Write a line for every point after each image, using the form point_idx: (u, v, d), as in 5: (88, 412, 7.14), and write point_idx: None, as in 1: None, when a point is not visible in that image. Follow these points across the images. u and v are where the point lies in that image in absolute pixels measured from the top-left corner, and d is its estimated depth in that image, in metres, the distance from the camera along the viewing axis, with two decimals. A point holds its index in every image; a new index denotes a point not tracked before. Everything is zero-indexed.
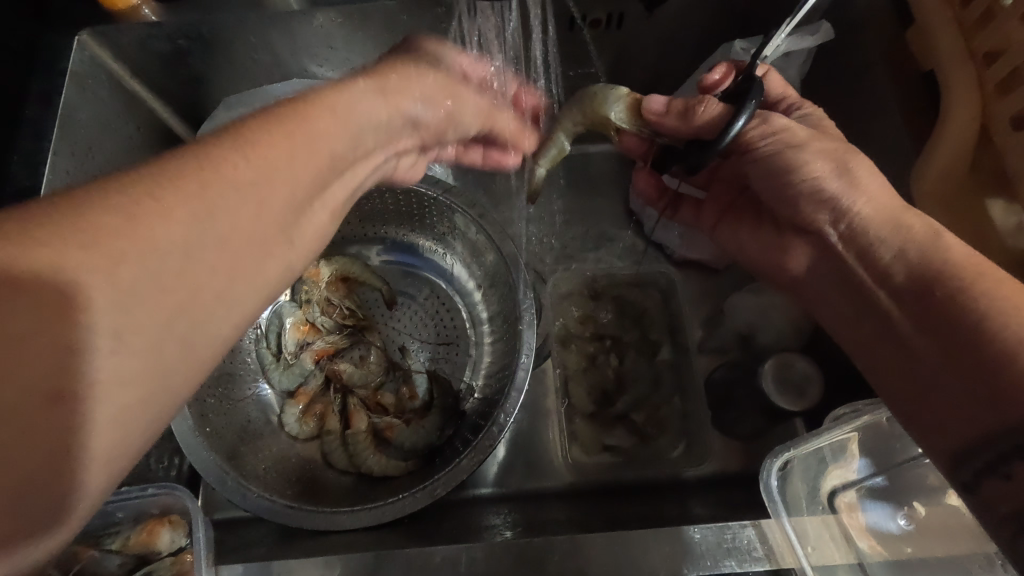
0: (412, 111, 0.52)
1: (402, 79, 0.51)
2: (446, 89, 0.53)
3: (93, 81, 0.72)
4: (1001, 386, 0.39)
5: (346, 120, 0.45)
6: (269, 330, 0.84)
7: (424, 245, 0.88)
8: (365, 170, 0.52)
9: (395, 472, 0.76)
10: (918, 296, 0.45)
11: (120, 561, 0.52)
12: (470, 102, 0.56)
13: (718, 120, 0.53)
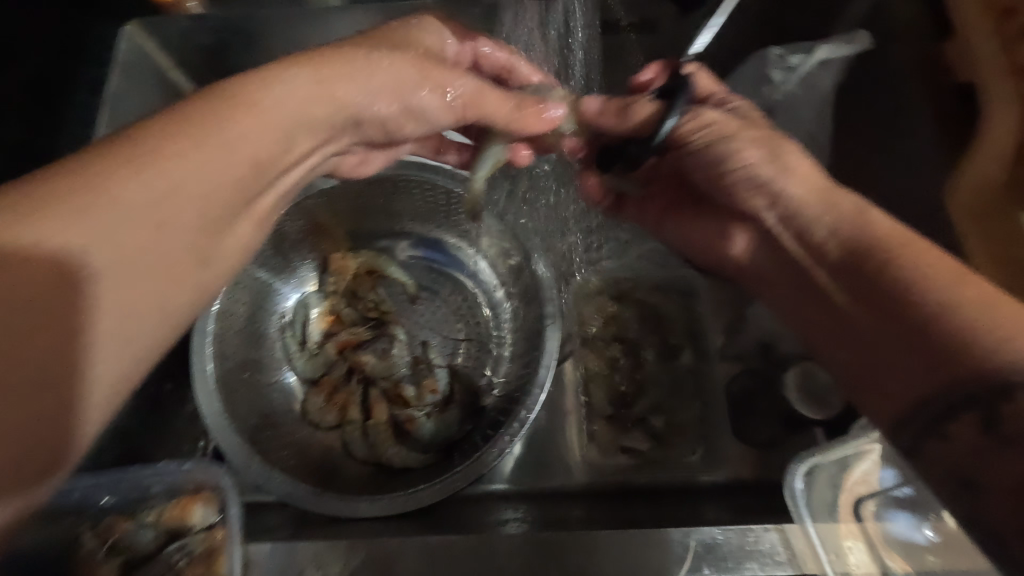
0: (356, 102, 0.55)
1: (342, 70, 0.53)
2: (394, 78, 0.56)
3: (137, 70, 0.76)
4: (944, 349, 0.40)
5: (276, 112, 0.49)
6: (295, 319, 0.85)
7: (450, 242, 0.89)
8: (305, 166, 0.57)
9: (414, 464, 0.77)
10: (847, 265, 0.47)
11: (152, 535, 0.53)
12: (421, 95, 0.58)
13: (651, 119, 0.60)
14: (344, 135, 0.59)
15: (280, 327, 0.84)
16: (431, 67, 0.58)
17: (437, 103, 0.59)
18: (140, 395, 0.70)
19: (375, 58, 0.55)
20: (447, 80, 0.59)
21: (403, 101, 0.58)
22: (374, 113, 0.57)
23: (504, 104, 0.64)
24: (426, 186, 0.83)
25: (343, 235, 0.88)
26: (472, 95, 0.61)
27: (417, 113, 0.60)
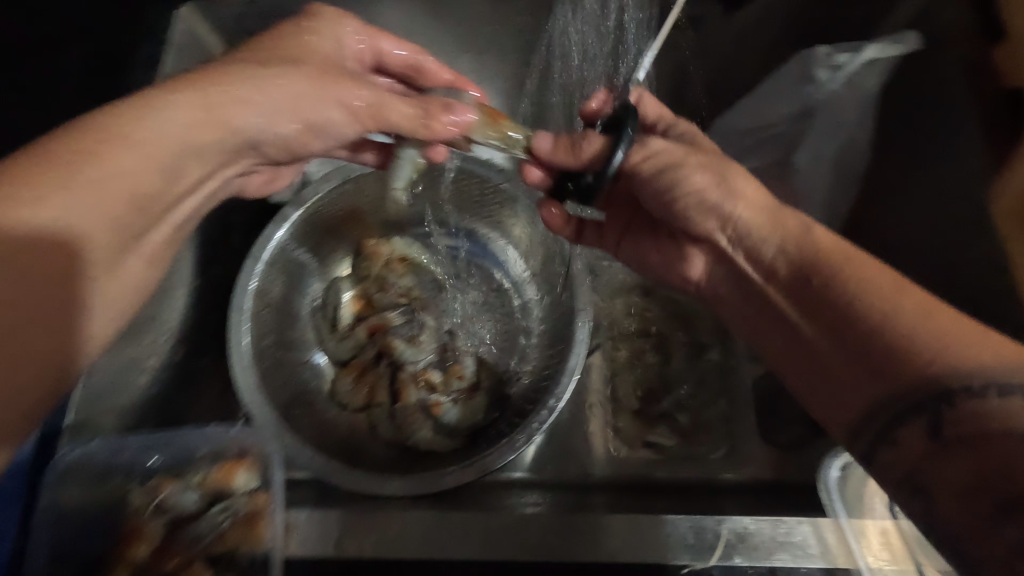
0: (251, 127, 0.55)
1: (230, 95, 0.53)
2: (292, 106, 0.56)
3: (190, 51, 0.79)
4: (882, 358, 0.45)
5: (156, 144, 0.49)
6: (327, 301, 0.86)
7: (483, 233, 0.90)
8: (200, 193, 0.58)
9: (441, 449, 0.78)
10: (801, 287, 0.52)
11: (196, 498, 0.49)
12: (326, 110, 0.58)
13: (602, 153, 0.58)
14: (248, 158, 0.60)
15: (314, 309, 0.85)
16: (328, 86, 0.58)
17: (342, 117, 0.59)
18: (179, 364, 0.70)
19: (275, 82, 0.55)
20: (349, 95, 0.58)
21: (303, 121, 0.58)
22: (267, 138, 0.58)
23: (409, 116, 0.60)
24: (465, 174, 0.86)
25: (378, 221, 0.90)
26: (368, 106, 0.59)
27: (312, 138, 0.60)
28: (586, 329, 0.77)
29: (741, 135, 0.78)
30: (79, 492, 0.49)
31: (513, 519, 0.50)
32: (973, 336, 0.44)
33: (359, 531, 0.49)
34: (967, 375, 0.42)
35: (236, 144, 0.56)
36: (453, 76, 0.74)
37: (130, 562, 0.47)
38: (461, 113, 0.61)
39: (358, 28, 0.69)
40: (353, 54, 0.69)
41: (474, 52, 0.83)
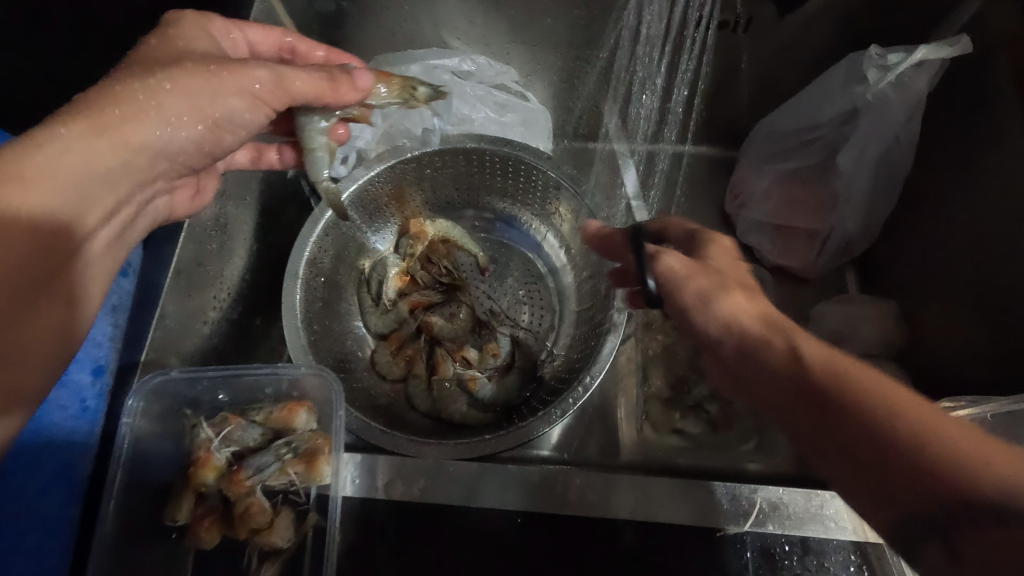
0: (154, 141, 0.47)
1: (125, 112, 0.44)
2: (198, 110, 0.48)
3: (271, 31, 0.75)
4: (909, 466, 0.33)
5: (53, 181, 0.41)
6: (371, 276, 0.89)
7: (525, 220, 0.92)
8: (122, 219, 0.50)
9: (474, 423, 0.79)
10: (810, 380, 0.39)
11: (260, 433, 0.55)
12: (227, 103, 0.49)
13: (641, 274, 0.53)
14: (169, 175, 0.52)
15: (358, 282, 0.88)
16: (222, 75, 0.48)
17: (246, 105, 0.50)
18: (235, 322, 0.73)
19: (160, 86, 0.46)
20: (247, 79, 0.49)
21: (207, 119, 0.49)
22: (179, 148, 0.49)
23: (315, 83, 0.54)
24: (507, 163, 0.84)
25: (425, 200, 0.92)
26: (273, 82, 0.51)
27: (234, 127, 0.52)
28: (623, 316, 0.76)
29: (783, 137, 0.83)
30: (151, 421, 0.53)
31: (549, 481, 0.52)
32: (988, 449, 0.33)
33: (409, 475, 0.53)
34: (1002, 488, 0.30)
35: (162, 165, 0.49)
36: (326, 50, 0.67)
37: (199, 485, 0.52)
38: (360, 80, 0.57)
39: (226, 21, 0.57)
40: (230, 42, 0.58)
41: (529, 45, 0.85)
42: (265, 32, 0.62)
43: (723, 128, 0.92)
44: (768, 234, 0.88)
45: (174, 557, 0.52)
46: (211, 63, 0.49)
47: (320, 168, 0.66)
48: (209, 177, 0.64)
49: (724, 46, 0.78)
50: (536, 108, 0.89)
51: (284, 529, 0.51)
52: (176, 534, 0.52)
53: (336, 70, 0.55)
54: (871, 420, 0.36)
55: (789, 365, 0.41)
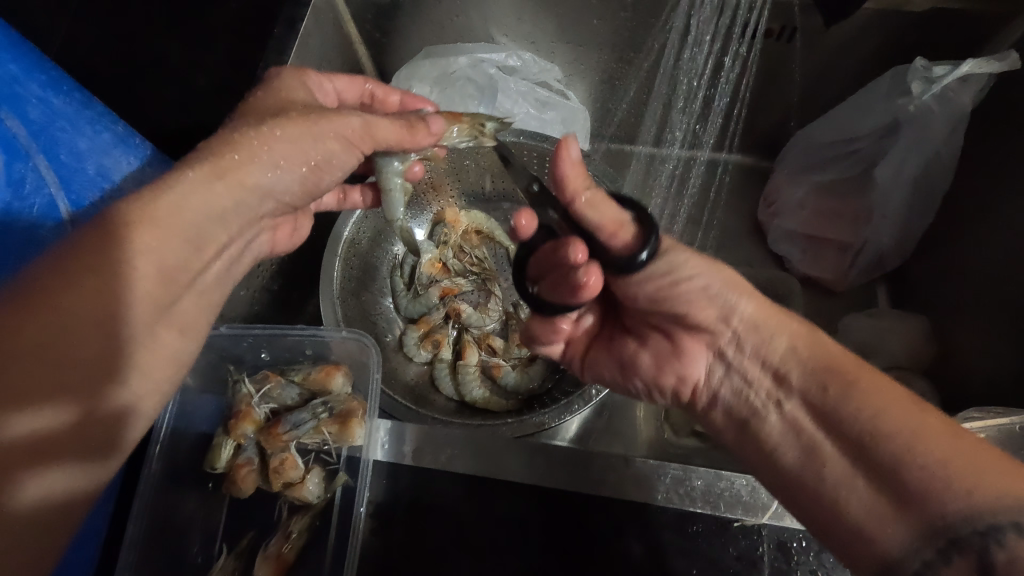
0: (263, 183, 0.46)
1: (240, 157, 0.45)
2: (302, 152, 0.47)
3: (325, 19, 0.77)
4: (904, 485, 0.39)
5: (175, 219, 0.41)
6: (404, 261, 0.91)
7: None
8: (231, 256, 0.48)
9: (496, 408, 0.82)
10: (814, 400, 0.46)
11: (297, 393, 0.59)
12: (326, 146, 0.49)
13: (620, 242, 0.48)
14: (276, 213, 0.51)
15: (392, 266, 0.91)
16: (321, 122, 0.48)
17: (342, 149, 0.50)
18: (274, 294, 0.76)
19: (271, 133, 0.46)
20: (339, 126, 0.49)
21: (315, 167, 0.49)
22: (290, 192, 0.49)
23: (397, 129, 0.53)
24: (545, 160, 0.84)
25: (460, 189, 0.93)
26: (363, 130, 0.50)
27: (334, 169, 0.51)
28: None
29: (819, 148, 0.83)
30: (199, 376, 0.58)
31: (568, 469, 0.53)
32: (989, 461, 0.38)
33: (435, 446, 0.55)
34: (991, 510, 0.36)
35: (269, 206, 0.48)
36: (401, 94, 0.66)
37: (240, 437, 0.57)
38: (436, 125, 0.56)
39: (319, 73, 0.58)
40: (321, 92, 0.59)
41: (575, 44, 0.87)
42: (350, 81, 0.62)
43: (762, 135, 0.92)
44: (800, 245, 0.88)
45: (210, 503, 0.56)
46: (311, 112, 0.49)
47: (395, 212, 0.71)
48: (304, 216, 0.65)
49: (770, 54, 0.79)
50: (576, 106, 0.90)
51: (313, 485, 0.55)
52: (213, 483, 0.56)
53: (411, 117, 0.55)
54: (875, 435, 0.42)
55: (809, 372, 0.47)
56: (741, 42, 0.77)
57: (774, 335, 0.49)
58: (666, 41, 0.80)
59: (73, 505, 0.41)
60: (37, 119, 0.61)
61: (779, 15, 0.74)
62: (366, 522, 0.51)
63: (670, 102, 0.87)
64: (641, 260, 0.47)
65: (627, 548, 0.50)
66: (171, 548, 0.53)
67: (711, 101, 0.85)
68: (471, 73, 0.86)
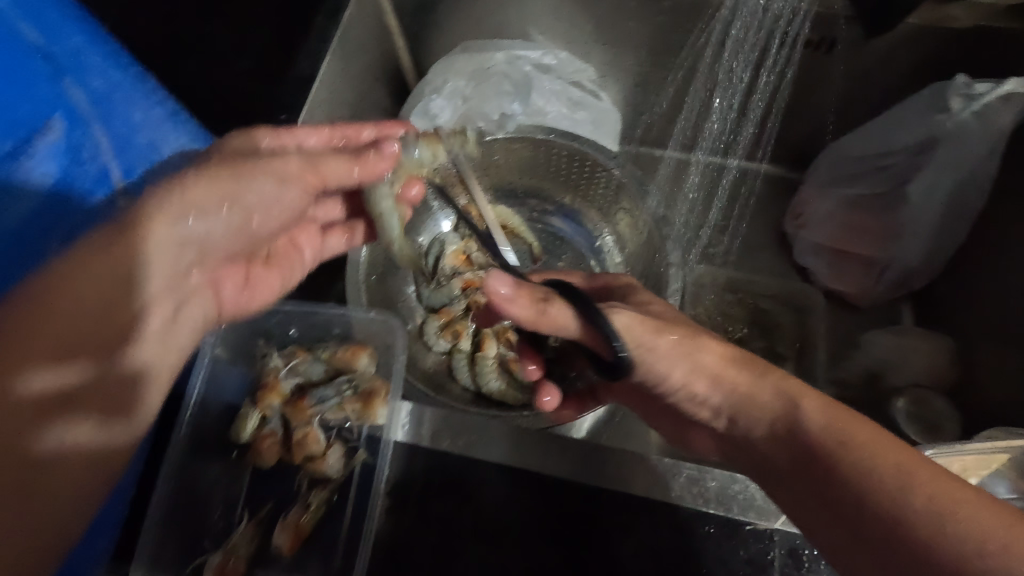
0: (184, 234, 0.44)
1: (151, 212, 0.42)
2: (224, 197, 0.44)
3: (367, 10, 0.78)
4: (885, 543, 0.38)
5: (90, 279, 0.40)
6: (431, 250, 0.94)
7: (588, 218, 0.93)
8: (169, 306, 0.47)
9: (511, 402, 0.83)
10: (794, 444, 0.44)
11: (322, 369, 0.60)
12: (257, 185, 0.45)
13: (596, 342, 0.49)
14: (208, 258, 0.48)
15: (416, 255, 0.92)
16: (245, 165, 0.45)
17: (278, 187, 0.47)
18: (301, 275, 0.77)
19: (186, 182, 0.43)
20: (277, 167, 0.46)
21: (240, 205, 0.45)
22: (217, 239, 0.47)
23: (346, 164, 0.51)
24: (574, 158, 0.86)
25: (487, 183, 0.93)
26: (306, 167, 0.48)
27: (270, 211, 0.48)
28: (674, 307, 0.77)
29: (850, 161, 0.83)
30: (229, 344, 0.60)
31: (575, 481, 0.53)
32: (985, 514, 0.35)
33: (454, 431, 0.56)
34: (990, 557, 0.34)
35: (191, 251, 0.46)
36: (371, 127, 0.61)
37: (265, 409, 0.58)
38: (389, 147, 0.53)
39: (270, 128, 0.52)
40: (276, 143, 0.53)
41: (610, 46, 0.87)
42: (311, 128, 0.56)
43: (794, 146, 0.92)
44: (825, 259, 0.88)
45: (232, 471, 0.57)
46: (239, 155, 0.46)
47: (392, 232, 0.64)
48: (259, 268, 0.58)
49: (808, 65, 0.78)
50: (607, 108, 0.91)
51: (335, 459, 0.56)
52: (237, 452, 0.57)
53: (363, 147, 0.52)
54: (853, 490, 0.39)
55: (794, 423, 0.44)
56: (780, 53, 0.77)
57: (754, 392, 0.47)
58: (704, 48, 0.81)
59: (98, 459, 0.43)
60: (99, 88, 0.63)
61: (821, 26, 0.73)
62: (381, 504, 0.53)
63: (702, 109, 0.88)
64: (623, 356, 0.48)
65: (638, 544, 0.51)
66: (195, 510, 0.55)
67: (744, 110, 0.86)
68: (505, 69, 0.87)
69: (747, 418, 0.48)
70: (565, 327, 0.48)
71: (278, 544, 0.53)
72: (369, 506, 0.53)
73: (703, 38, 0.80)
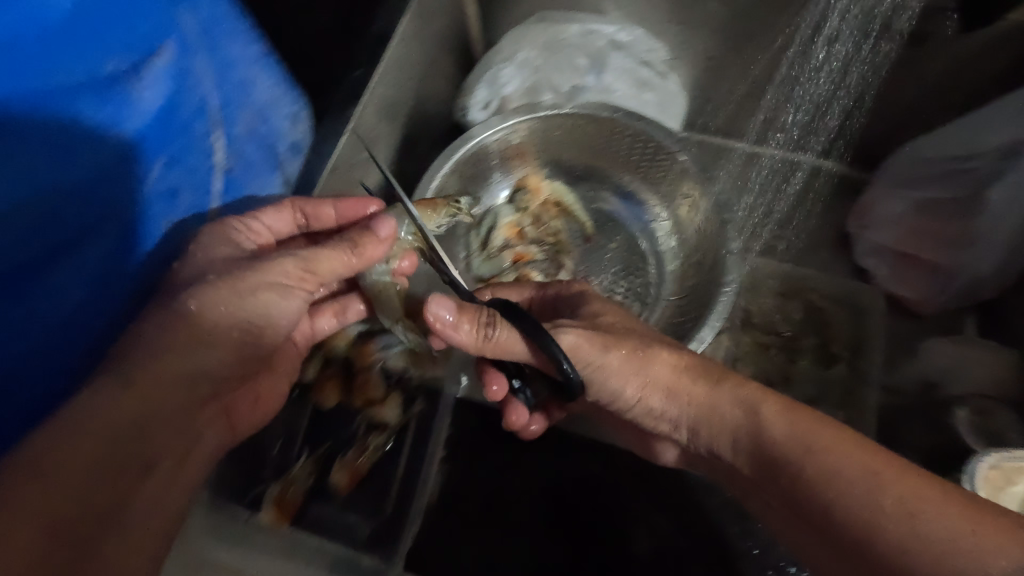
0: (195, 366, 0.47)
1: (162, 345, 0.45)
2: (234, 318, 0.49)
3: None
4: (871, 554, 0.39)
5: (122, 406, 0.42)
6: (482, 221, 0.93)
7: (645, 199, 0.92)
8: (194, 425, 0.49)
9: None
10: (769, 464, 0.46)
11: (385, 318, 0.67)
12: (259, 300, 0.50)
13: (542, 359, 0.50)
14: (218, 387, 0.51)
15: (469, 225, 0.92)
16: (247, 277, 0.49)
17: (277, 297, 0.51)
18: None
19: (185, 309, 0.47)
20: (274, 273, 0.50)
21: (243, 324, 0.50)
22: (226, 362, 0.50)
23: (339, 258, 0.54)
24: (637, 138, 0.85)
25: (544, 158, 0.93)
26: (302, 267, 0.51)
27: (274, 320, 0.52)
28: (732, 289, 0.76)
29: (924, 163, 0.80)
30: None
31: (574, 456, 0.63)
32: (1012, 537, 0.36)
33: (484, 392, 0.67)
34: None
35: (200, 386, 0.48)
36: (335, 203, 0.61)
37: (330, 351, 0.65)
38: (382, 228, 0.55)
39: (238, 218, 0.56)
40: (249, 234, 0.56)
41: (686, 26, 0.87)
42: (276, 210, 0.59)
43: (864, 145, 0.90)
44: (889, 260, 0.85)
45: (295, 408, 0.63)
46: (236, 269, 0.50)
47: (391, 313, 0.62)
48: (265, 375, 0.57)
49: (895, 58, 0.77)
50: (674, 90, 0.89)
51: (393, 409, 0.64)
52: (297, 392, 0.63)
53: (354, 233, 0.55)
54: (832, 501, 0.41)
55: (764, 440, 0.46)
56: (871, 48, 0.76)
57: (713, 402, 0.50)
58: (791, 36, 0.80)
59: (175, 477, 0.45)
60: (202, 23, 0.62)
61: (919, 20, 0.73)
62: (439, 455, 0.64)
63: (782, 101, 0.87)
64: (569, 371, 0.48)
65: None
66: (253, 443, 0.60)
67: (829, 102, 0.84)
68: (578, 43, 0.87)
69: (709, 428, 0.50)
70: (510, 348, 0.50)
71: (337, 481, 0.59)
72: (430, 453, 0.64)
73: (794, 21, 0.79)
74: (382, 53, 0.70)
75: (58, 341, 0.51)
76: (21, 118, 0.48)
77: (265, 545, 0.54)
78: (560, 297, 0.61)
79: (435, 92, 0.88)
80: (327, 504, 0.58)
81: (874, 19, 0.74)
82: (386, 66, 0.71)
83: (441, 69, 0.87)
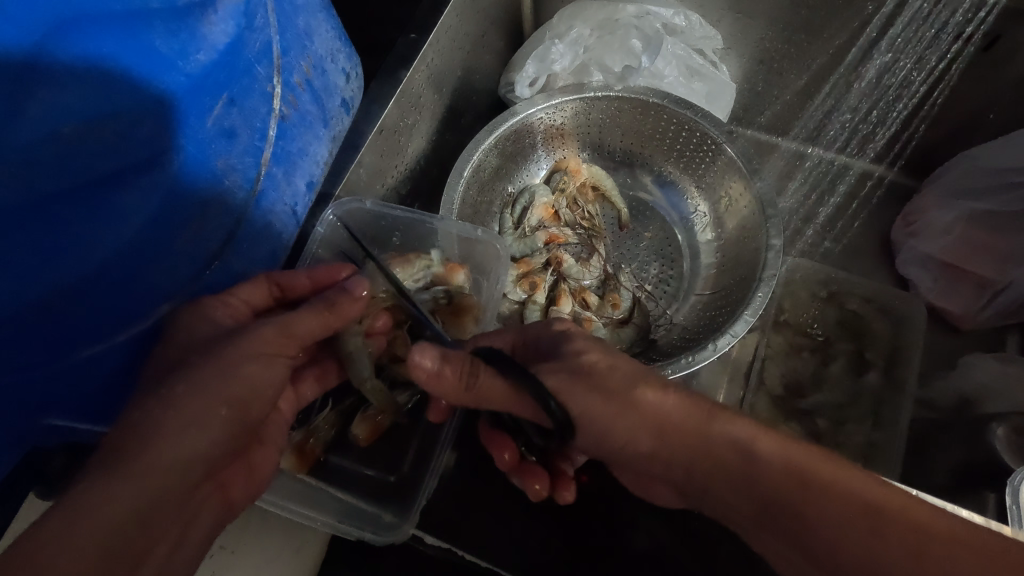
0: (184, 451, 0.41)
1: (150, 425, 0.41)
2: (219, 392, 0.43)
3: None
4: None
5: (115, 491, 0.38)
6: (518, 199, 0.91)
7: (685, 190, 0.90)
8: (192, 511, 0.44)
9: None
10: (765, 510, 0.42)
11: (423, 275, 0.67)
12: (243, 372, 0.45)
13: (530, 408, 0.48)
14: (216, 471, 0.45)
15: (505, 203, 0.91)
16: (231, 350, 0.45)
17: (265, 367, 0.46)
18: (400, 198, 0.78)
19: (171, 393, 0.42)
20: (258, 344, 0.46)
21: (236, 400, 0.44)
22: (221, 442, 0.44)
23: (317, 319, 0.50)
24: (683, 127, 0.83)
25: (585, 142, 0.93)
26: (280, 333, 0.47)
27: (263, 392, 0.46)
28: (774, 278, 0.72)
29: (985, 173, 0.77)
30: (337, 235, 0.65)
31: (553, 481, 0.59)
32: None
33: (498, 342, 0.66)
34: None
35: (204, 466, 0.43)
36: (312, 271, 0.57)
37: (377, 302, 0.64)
38: (358, 288, 0.52)
39: (216, 295, 0.52)
40: (225, 309, 0.52)
41: (743, 15, 0.84)
42: (250, 283, 0.54)
43: (919, 152, 0.88)
44: (933, 272, 0.83)
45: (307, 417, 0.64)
46: (220, 343, 0.46)
47: (364, 370, 0.60)
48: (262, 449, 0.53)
49: (962, 62, 0.74)
50: (726, 81, 0.89)
51: None
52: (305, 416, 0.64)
53: (331, 294, 0.51)
54: (839, 545, 0.38)
55: (757, 469, 0.42)
56: (938, 52, 0.74)
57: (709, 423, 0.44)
58: (857, 33, 0.77)
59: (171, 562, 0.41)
60: None
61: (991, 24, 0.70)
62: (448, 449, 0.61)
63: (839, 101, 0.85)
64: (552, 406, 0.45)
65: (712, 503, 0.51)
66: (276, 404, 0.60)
67: (890, 104, 0.81)
68: (635, 21, 0.85)
69: (707, 463, 0.44)
70: (494, 395, 0.46)
71: (356, 432, 0.62)
72: (439, 447, 0.61)
73: (863, 17, 0.75)
74: (435, 20, 0.69)
75: (112, 304, 0.46)
76: (91, 47, 0.40)
77: (285, 487, 0.59)
78: (543, 335, 0.54)
79: (483, 66, 0.87)
80: (346, 455, 0.62)
81: (947, 21, 0.71)
82: (439, 33, 0.71)
83: (490, 44, 0.86)
